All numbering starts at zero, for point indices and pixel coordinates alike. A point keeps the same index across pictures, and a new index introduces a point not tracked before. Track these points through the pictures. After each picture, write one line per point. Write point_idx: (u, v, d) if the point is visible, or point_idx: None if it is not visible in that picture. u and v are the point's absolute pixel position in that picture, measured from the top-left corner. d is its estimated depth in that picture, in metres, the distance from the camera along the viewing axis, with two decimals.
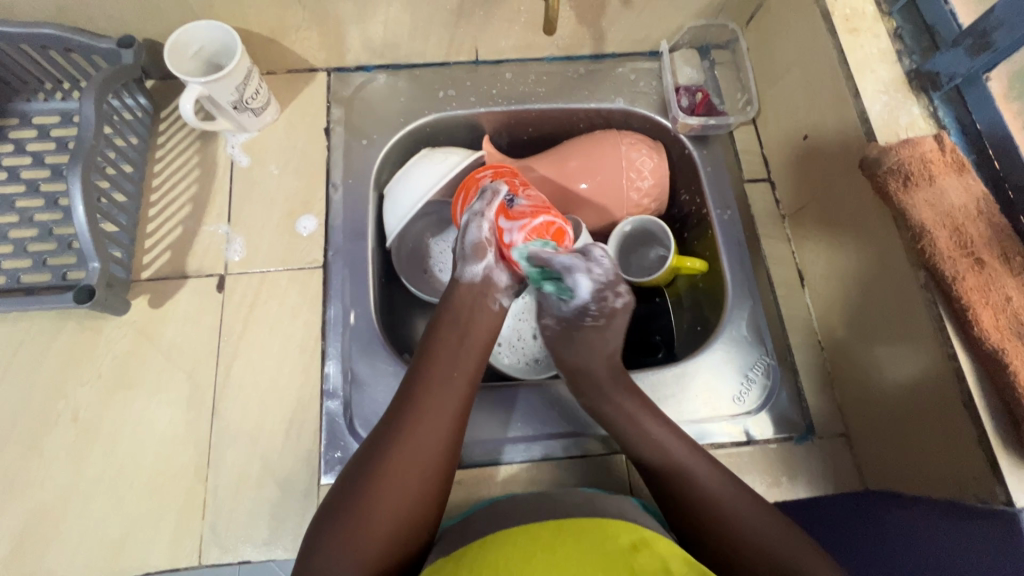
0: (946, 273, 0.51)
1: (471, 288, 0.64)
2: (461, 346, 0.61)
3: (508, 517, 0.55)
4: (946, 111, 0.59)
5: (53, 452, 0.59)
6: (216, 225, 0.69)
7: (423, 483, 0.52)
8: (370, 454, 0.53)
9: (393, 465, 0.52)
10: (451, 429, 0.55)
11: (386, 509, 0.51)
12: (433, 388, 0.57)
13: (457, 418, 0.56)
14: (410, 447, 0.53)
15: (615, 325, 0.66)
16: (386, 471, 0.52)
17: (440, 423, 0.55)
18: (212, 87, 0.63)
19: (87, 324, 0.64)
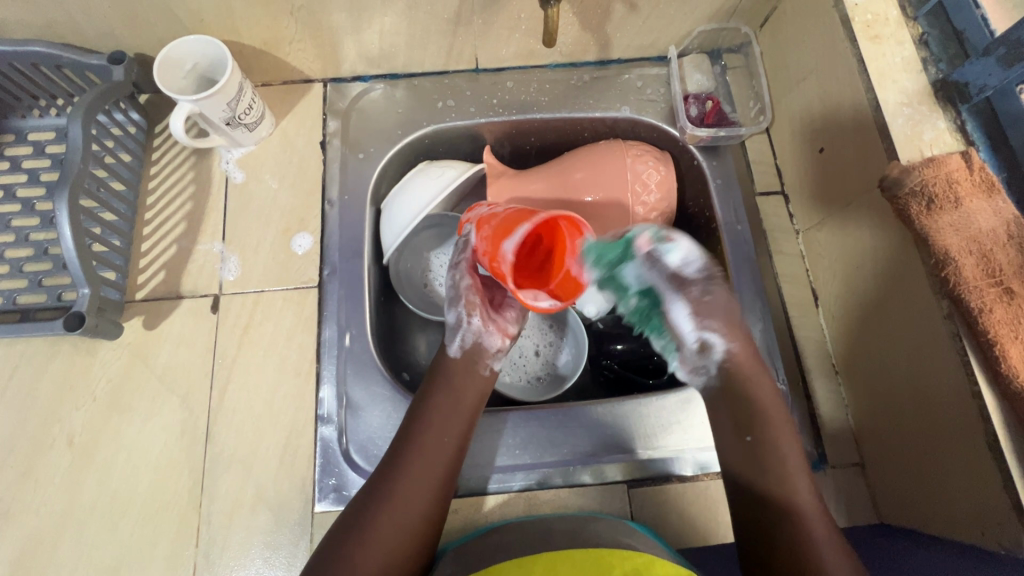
0: (972, 305, 0.48)
1: (462, 358, 0.62)
2: (448, 410, 0.58)
3: (500, 553, 0.53)
4: (975, 124, 0.55)
5: (48, 477, 0.59)
6: (211, 244, 0.68)
7: (410, 545, 0.51)
8: (356, 513, 0.52)
9: (377, 522, 0.51)
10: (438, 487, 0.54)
11: (366, 567, 0.49)
12: (418, 452, 0.55)
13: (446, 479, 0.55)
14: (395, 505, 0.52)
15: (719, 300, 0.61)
16: (369, 531, 0.51)
17: (428, 480, 0.54)
18: (203, 105, 0.62)
19: (81, 347, 0.63)
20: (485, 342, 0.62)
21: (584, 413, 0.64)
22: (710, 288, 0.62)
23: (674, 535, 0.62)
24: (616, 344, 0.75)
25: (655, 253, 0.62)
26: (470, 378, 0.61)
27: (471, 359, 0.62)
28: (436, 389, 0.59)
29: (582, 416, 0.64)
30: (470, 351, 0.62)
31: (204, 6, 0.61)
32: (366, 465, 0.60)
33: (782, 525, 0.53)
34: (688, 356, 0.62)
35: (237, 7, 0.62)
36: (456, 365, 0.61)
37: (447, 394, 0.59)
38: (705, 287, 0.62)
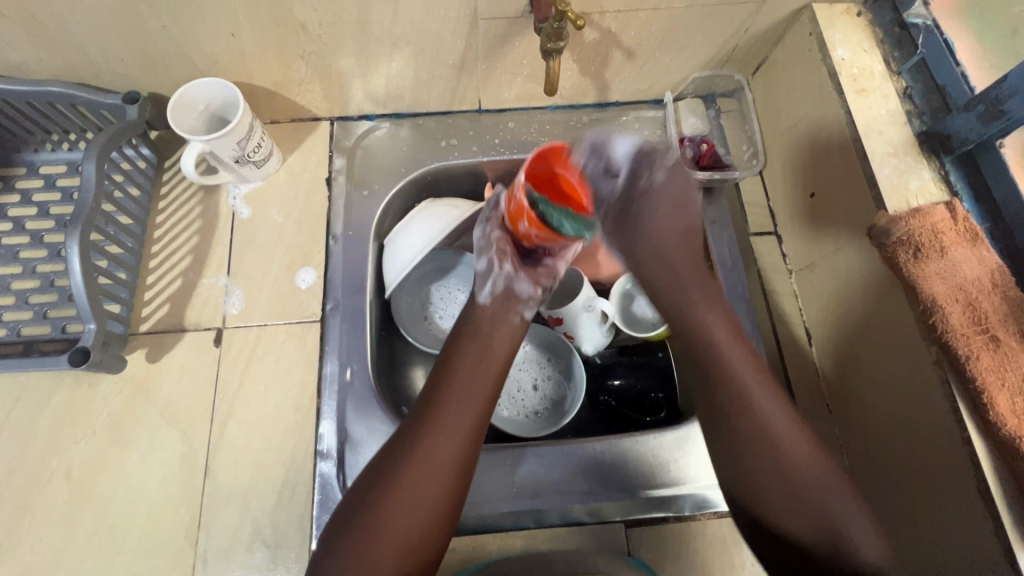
0: (959, 352, 0.49)
1: (494, 303, 0.64)
2: (476, 361, 0.59)
3: None
4: (958, 174, 0.58)
5: (44, 512, 0.59)
6: (216, 277, 0.69)
7: (434, 496, 0.52)
8: (381, 466, 0.53)
9: (399, 483, 0.51)
10: (452, 477, 0.53)
11: (389, 518, 0.50)
12: (448, 396, 0.57)
13: (460, 469, 0.53)
14: (404, 492, 0.51)
15: (659, 190, 0.64)
16: (392, 489, 0.51)
17: (439, 468, 0.52)
18: (215, 144, 0.64)
19: (83, 380, 0.63)
20: (516, 288, 0.64)
21: (581, 451, 0.64)
22: (643, 177, 0.63)
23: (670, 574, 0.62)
24: (614, 378, 0.76)
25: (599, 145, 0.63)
26: (484, 364, 0.59)
27: (508, 305, 0.64)
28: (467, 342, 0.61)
29: (583, 448, 0.64)
30: (501, 296, 0.64)
31: (219, 51, 0.64)
32: None
33: (795, 490, 0.51)
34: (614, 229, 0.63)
35: (250, 51, 0.64)
36: (484, 313, 0.64)
37: (476, 347, 0.60)
38: (649, 176, 0.63)
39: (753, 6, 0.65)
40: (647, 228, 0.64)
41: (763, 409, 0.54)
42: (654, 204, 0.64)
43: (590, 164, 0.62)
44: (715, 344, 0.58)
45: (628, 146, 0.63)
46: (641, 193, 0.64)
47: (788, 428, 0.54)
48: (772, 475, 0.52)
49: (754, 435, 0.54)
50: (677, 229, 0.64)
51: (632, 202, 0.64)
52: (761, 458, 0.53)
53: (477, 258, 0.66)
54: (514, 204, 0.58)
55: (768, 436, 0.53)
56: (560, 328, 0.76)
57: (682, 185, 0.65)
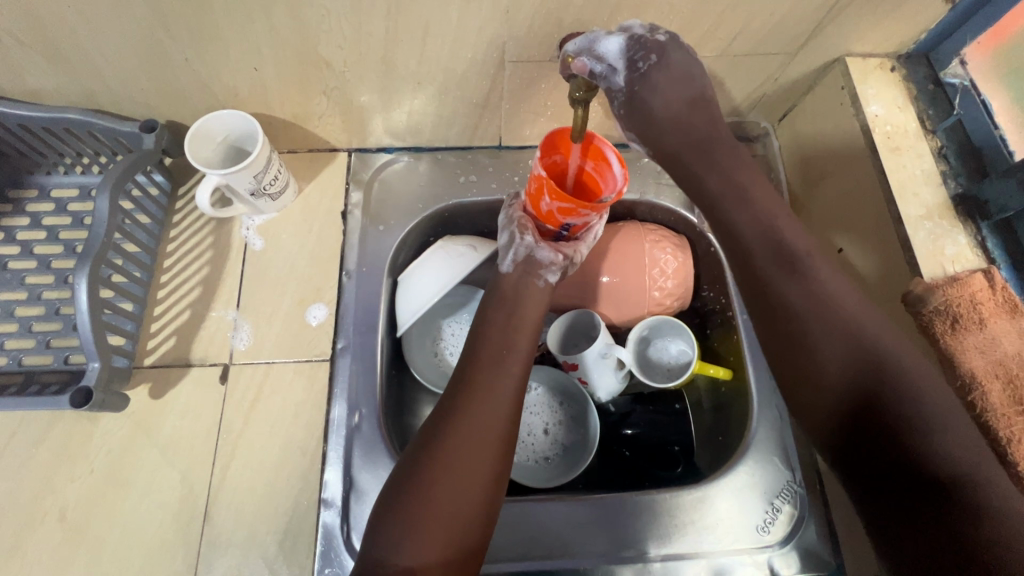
0: (1000, 435, 0.47)
1: (517, 271, 0.63)
2: (508, 315, 0.62)
3: None
4: (995, 241, 0.56)
5: (36, 554, 0.57)
6: (225, 311, 0.67)
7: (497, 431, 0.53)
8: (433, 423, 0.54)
9: (458, 421, 0.53)
10: (486, 481, 0.51)
11: (459, 455, 0.51)
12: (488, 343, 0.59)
13: (493, 477, 0.52)
14: (435, 495, 0.49)
15: (671, 59, 0.53)
16: (449, 425, 0.53)
17: (478, 443, 0.52)
18: (231, 178, 0.63)
19: (82, 415, 0.61)
20: (537, 256, 0.63)
21: (598, 507, 0.62)
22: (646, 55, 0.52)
23: None
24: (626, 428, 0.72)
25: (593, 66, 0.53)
26: (507, 354, 0.59)
27: (532, 272, 0.63)
28: (495, 300, 0.63)
29: (600, 505, 0.62)
30: (522, 264, 0.63)
31: (240, 84, 0.62)
32: None
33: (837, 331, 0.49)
34: (607, 70, 0.53)
35: (272, 85, 0.63)
36: (508, 280, 0.63)
37: (506, 303, 0.63)
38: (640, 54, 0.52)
39: (785, 57, 0.64)
40: (656, 107, 0.54)
41: (839, 325, 0.50)
42: (658, 84, 0.53)
43: (594, 67, 0.52)
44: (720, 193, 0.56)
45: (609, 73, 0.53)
46: (648, 75, 0.53)
47: (875, 342, 0.48)
48: (841, 401, 0.48)
49: (819, 359, 0.49)
50: (683, 105, 0.54)
51: (636, 90, 0.53)
52: (829, 390, 0.49)
53: (501, 228, 0.65)
54: (535, 181, 0.58)
55: (846, 355, 0.48)
56: (573, 372, 0.73)
57: (684, 60, 0.53)
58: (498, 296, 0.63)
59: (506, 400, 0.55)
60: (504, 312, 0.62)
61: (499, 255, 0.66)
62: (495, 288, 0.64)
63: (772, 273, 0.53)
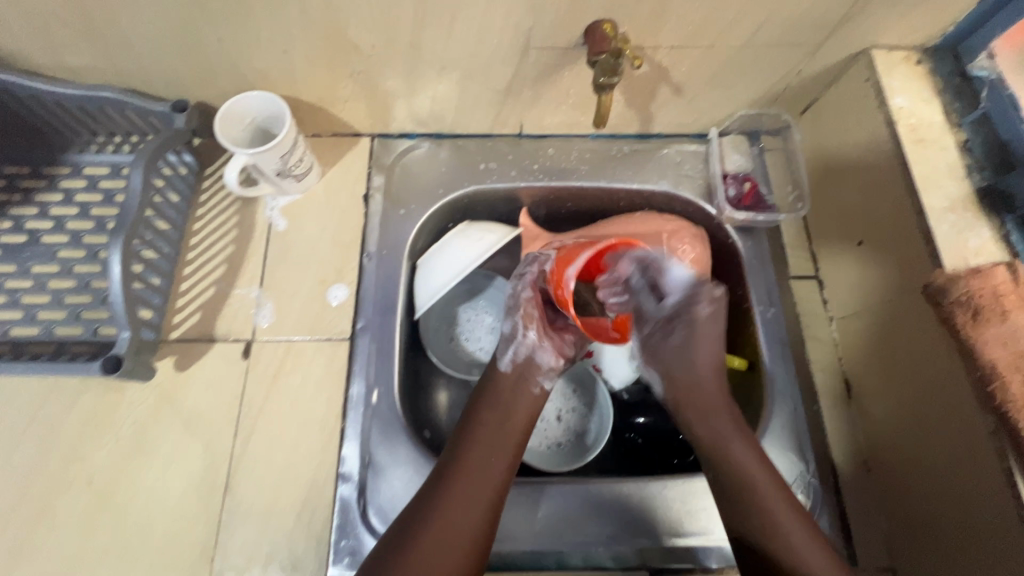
0: (1020, 426, 0.47)
1: (513, 372, 0.66)
2: (509, 398, 0.64)
3: None
4: (1021, 235, 0.56)
5: (64, 517, 0.59)
6: (248, 289, 0.69)
7: (478, 526, 0.55)
8: (416, 506, 0.56)
9: (440, 518, 0.54)
10: (459, 572, 0.53)
11: (433, 549, 0.53)
12: (481, 426, 0.61)
13: (467, 559, 0.53)
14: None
15: (715, 185, 0.75)
16: (433, 523, 0.54)
17: (459, 541, 0.54)
18: (259, 158, 0.64)
19: (111, 385, 0.63)
20: (535, 358, 0.66)
21: (608, 492, 0.62)
22: (697, 170, 0.77)
23: None
24: (638, 416, 0.76)
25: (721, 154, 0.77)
26: (500, 439, 0.61)
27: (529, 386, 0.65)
28: (497, 379, 0.65)
29: (610, 488, 0.62)
30: (518, 367, 0.66)
31: (270, 66, 0.64)
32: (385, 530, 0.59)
33: (753, 501, 0.57)
34: (727, 167, 0.76)
35: (301, 67, 0.64)
36: (504, 378, 0.65)
37: (511, 382, 0.65)
38: (739, 168, 0.77)
39: (809, 49, 0.64)
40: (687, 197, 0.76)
41: (759, 500, 0.57)
42: (715, 190, 0.75)
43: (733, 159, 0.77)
44: (697, 377, 0.66)
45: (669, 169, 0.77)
46: (708, 184, 0.76)
47: (777, 514, 0.56)
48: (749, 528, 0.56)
49: (740, 523, 0.57)
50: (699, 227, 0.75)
51: (739, 189, 0.75)
52: (742, 517, 0.57)
53: (505, 319, 0.69)
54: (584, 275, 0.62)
55: (754, 521, 0.56)
56: (590, 360, 0.77)
57: (728, 189, 0.75)
58: (492, 399, 0.64)
59: (489, 489, 0.57)
60: (501, 411, 0.63)
61: (495, 352, 0.68)
62: (492, 385, 0.65)
63: (715, 428, 0.62)
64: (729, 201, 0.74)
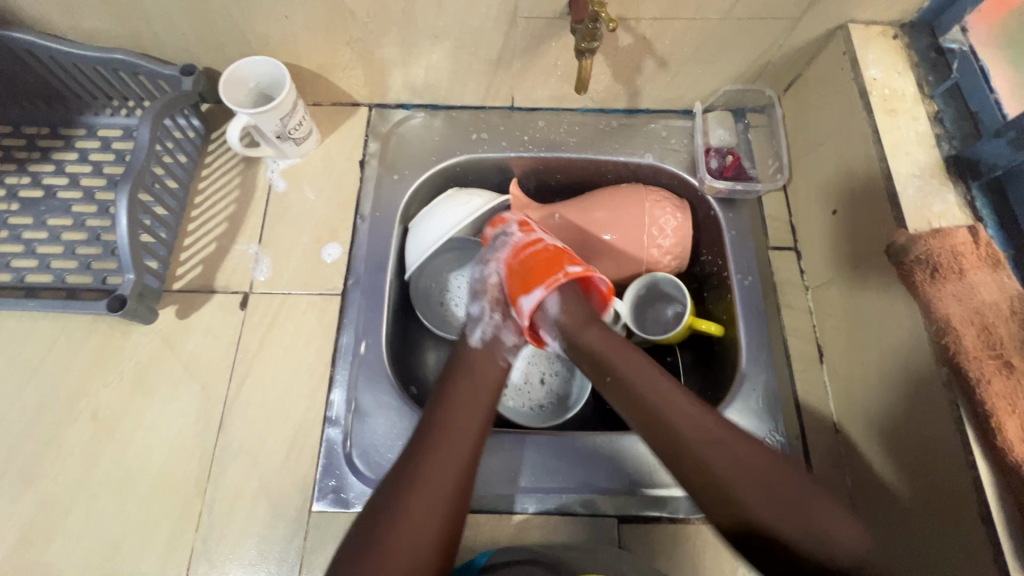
0: (970, 375, 0.49)
1: (479, 347, 0.66)
2: (480, 370, 0.64)
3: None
4: (985, 201, 0.57)
5: (69, 447, 0.63)
6: (247, 245, 0.73)
7: (455, 487, 0.54)
8: (397, 470, 0.55)
9: (419, 480, 0.54)
10: (446, 525, 0.52)
11: (415, 515, 0.52)
12: (454, 396, 0.61)
13: (452, 513, 0.53)
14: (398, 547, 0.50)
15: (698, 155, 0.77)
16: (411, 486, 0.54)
17: (437, 504, 0.53)
18: (259, 118, 0.68)
19: (117, 329, 0.67)
20: (500, 337, 0.67)
21: (581, 444, 0.65)
22: (679, 142, 0.79)
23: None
24: None
25: (705, 130, 0.79)
26: (471, 406, 0.61)
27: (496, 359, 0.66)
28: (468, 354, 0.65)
29: (583, 440, 0.65)
30: (488, 344, 0.67)
31: (272, 32, 0.67)
32: (366, 471, 0.62)
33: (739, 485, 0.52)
34: (710, 141, 0.79)
35: (301, 34, 0.68)
36: (475, 352, 0.66)
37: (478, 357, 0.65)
38: (723, 141, 0.79)
39: (788, 23, 0.66)
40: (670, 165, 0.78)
41: (754, 480, 0.52)
42: (698, 163, 0.77)
43: (719, 135, 0.79)
44: (617, 362, 0.60)
45: (651, 139, 0.79)
46: (690, 155, 0.78)
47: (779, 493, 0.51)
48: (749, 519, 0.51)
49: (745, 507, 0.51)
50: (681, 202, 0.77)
51: (721, 161, 0.77)
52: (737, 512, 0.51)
53: (472, 301, 0.69)
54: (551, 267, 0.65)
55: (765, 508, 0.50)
56: None
57: (712, 162, 0.77)
58: (463, 368, 0.64)
59: (461, 452, 0.57)
60: (473, 379, 0.63)
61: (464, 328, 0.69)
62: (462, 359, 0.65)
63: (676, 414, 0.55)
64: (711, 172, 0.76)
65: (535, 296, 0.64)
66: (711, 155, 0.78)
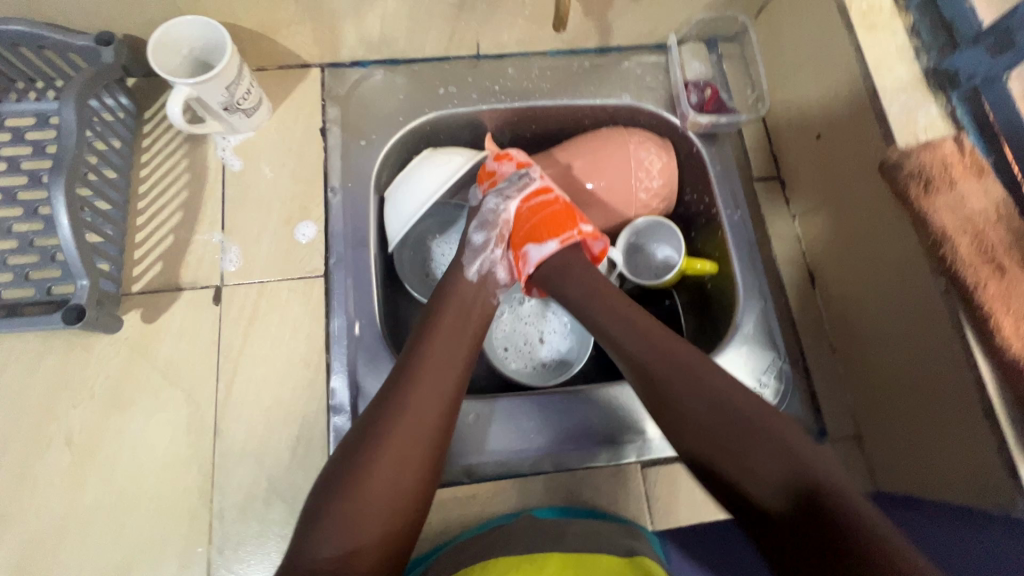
0: (966, 280, 0.50)
1: (476, 285, 0.64)
2: (460, 318, 0.61)
3: (493, 547, 0.52)
4: (964, 111, 0.57)
5: (47, 477, 0.57)
6: (210, 234, 0.66)
7: (429, 445, 0.52)
8: (367, 425, 0.53)
9: (391, 438, 0.51)
10: (416, 482, 0.51)
11: (381, 475, 0.50)
12: (434, 345, 0.58)
13: (422, 470, 0.52)
14: (371, 491, 0.49)
15: (677, 91, 0.75)
16: (385, 442, 0.51)
17: (408, 462, 0.51)
18: (202, 89, 0.60)
19: (76, 342, 0.61)
20: (494, 275, 0.66)
21: (591, 397, 0.63)
22: (657, 78, 0.76)
23: (683, 511, 0.64)
24: None
25: (682, 63, 0.77)
26: (450, 356, 0.58)
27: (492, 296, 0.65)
28: (448, 301, 0.62)
29: (594, 391, 0.64)
30: (483, 279, 0.65)
31: None
32: None
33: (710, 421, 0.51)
34: (688, 75, 0.76)
35: None
36: (467, 291, 0.63)
37: (458, 302, 0.62)
38: (699, 74, 0.77)
39: None
40: (650, 103, 0.75)
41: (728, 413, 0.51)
42: (678, 99, 0.75)
43: (695, 68, 0.77)
44: (601, 304, 0.60)
45: (629, 78, 0.76)
46: (669, 91, 0.76)
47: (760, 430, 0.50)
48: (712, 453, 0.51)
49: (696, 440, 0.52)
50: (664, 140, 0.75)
51: (700, 95, 0.75)
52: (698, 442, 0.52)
53: (476, 229, 0.67)
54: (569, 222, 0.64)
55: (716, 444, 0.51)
56: None
57: (691, 97, 0.75)
58: (449, 314, 0.61)
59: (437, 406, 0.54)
60: (456, 324, 0.60)
61: (460, 258, 0.66)
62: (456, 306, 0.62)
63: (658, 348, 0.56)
64: (692, 108, 0.74)
65: (542, 249, 0.63)
66: (689, 89, 0.75)
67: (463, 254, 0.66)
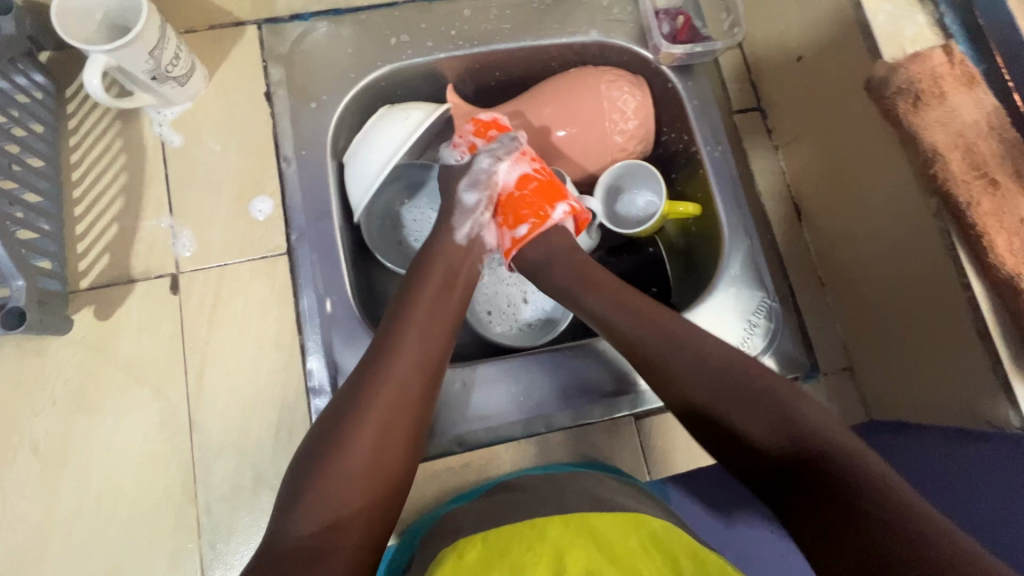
0: (959, 199, 0.47)
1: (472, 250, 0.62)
2: (443, 279, 0.58)
3: (493, 510, 0.49)
4: (953, 16, 0.53)
5: (17, 490, 0.54)
6: (158, 218, 0.61)
7: (415, 407, 0.50)
8: (350, 392, 0.49)
9: (375, 402, 0.48)
10: (404, 447, 0.49)
11: (366, 437, 0.47)
12: (417, 308, 0.55)
13: (410, 435, 0.49)
14: (349, 469, 0.46)
15: (647, 21, 0.70)
16: (370, 408, 0.48)
17: (395, 424, 0.48)
18: (122, 56, 0.53)
19: (28, 348, 0.57)
20: (481, 238, 0.63)
21: (574, 353, 0.62)
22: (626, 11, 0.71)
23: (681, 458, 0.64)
24: None
25: None
26: (434, 320, 0.55)
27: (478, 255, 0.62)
28: (433, 266, 0.59)
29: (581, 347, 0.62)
30: (474, 241, 0.62)
31: None
32: None
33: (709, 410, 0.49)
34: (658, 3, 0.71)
35: None
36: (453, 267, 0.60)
37: (442, 266, 0.59)
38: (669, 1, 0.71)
39: None
40: (620, 38, 0.70)
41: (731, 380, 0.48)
42: (649, 30, 0.70)
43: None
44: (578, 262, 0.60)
45: (595, 13, 0.70)
46: (639, 22, 0.70)
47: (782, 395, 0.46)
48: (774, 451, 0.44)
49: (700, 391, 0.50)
50: (640, 79, 0.70)
51: (672, 24, 0.70)
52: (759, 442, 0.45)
53: (466, 188, 0.63)
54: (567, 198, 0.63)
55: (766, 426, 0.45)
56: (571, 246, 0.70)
57: (663, 25, 0.70)
58: (432, 275, 0.58)
59: (422, 369, 0.52)
60: (438, 282, 0.58)
61: (453, 218, 0.62)
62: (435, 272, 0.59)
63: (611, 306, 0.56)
64: (665, 38, 0.69)
65: (558, 214, 0.62)
66: (661, 19, 0.70)
67: (452, 217, 0.62)
